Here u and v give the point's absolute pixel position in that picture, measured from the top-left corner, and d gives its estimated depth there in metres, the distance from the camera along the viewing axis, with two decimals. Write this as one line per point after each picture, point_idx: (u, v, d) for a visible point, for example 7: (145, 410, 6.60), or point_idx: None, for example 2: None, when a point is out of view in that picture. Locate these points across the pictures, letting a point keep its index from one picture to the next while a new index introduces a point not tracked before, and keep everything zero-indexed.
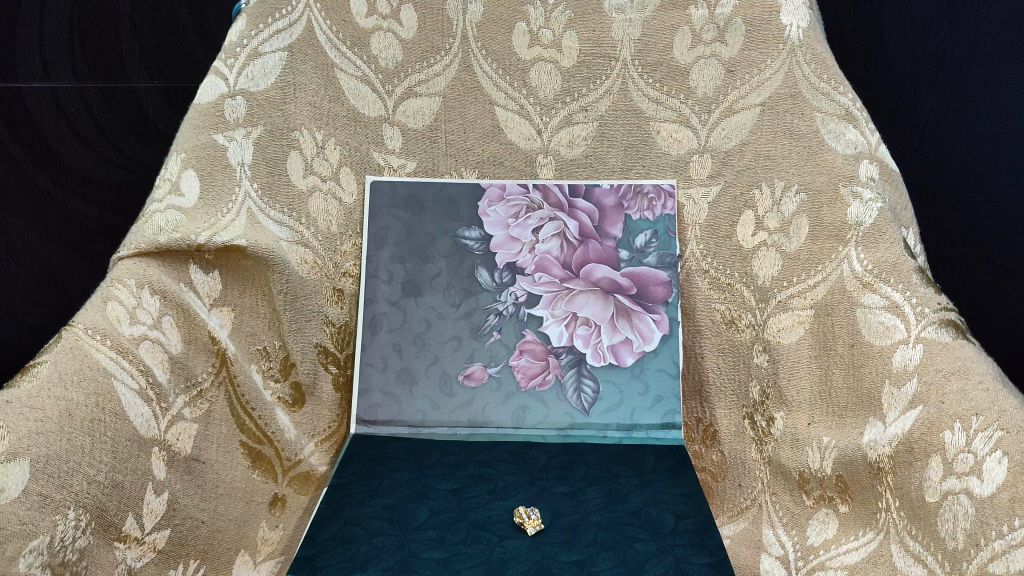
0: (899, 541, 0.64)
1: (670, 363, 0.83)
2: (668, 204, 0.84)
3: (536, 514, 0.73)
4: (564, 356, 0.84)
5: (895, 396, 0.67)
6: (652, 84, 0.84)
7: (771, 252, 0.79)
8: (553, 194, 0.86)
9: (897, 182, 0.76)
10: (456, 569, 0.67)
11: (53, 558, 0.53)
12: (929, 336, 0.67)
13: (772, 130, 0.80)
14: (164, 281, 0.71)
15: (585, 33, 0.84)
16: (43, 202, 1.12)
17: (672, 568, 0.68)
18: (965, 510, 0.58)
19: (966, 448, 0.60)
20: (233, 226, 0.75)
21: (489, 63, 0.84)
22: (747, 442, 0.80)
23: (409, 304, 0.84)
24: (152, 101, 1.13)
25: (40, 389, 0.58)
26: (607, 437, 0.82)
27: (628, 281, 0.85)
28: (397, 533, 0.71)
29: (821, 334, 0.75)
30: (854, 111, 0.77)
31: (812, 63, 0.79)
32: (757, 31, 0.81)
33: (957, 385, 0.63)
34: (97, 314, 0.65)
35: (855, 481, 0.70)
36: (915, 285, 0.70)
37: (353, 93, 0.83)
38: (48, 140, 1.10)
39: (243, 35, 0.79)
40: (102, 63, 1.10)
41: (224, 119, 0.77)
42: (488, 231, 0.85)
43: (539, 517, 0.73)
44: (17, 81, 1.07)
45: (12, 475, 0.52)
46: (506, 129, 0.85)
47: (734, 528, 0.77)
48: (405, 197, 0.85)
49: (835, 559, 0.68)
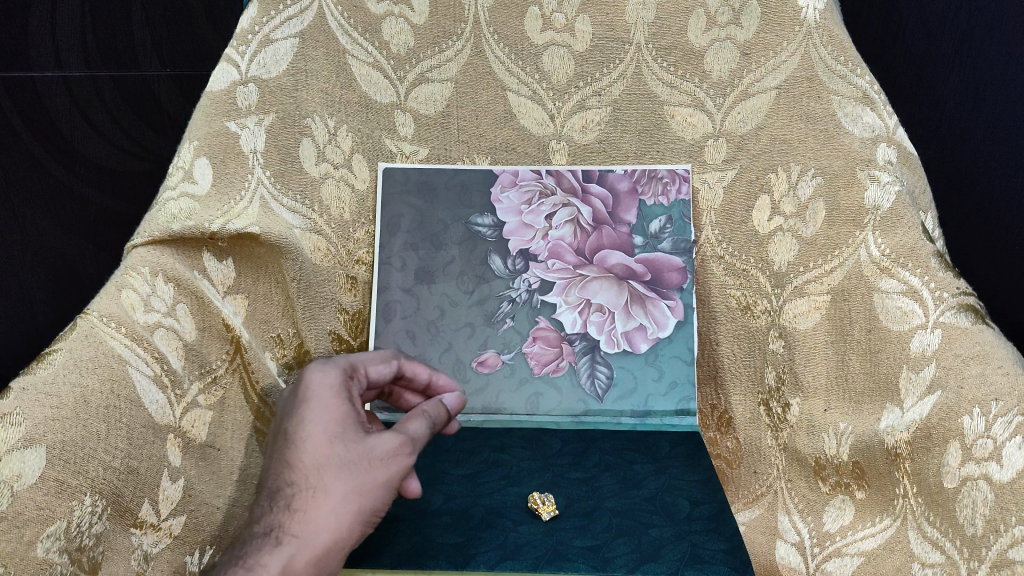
0: (916, 527, 0.64)
1: (685, 349, 0.82)
2: (682, 188, 0.84)
3: (550, 499, 0.72)
4: (578, 343, 0.83)
5: (913, 381, 0.67)
6: (665, 68, 0.83)
7: (787, 237, 0.78)
8: (566, 179, 0.85)
9: (915, 166, 0.76)
10: (471, 554, 0.67)
11: (71, 544, 0.53)
12: (947, 321, 0.67)
13: (788, 114, 0.79)
14: (177, 268, 0.70)
15: (597, 16, 0.83)
16: (57, 190, 1.13)
17: (688, 554, 0.68)
18: (984, 496, 0.57)
19: (985, 433, 0.59)
20: (247, 214, 0.75)
21: (501, 48, 0.84)
22: (763, 428, 0.79)
23: (422, 291, 0.84)
24: (164, 90, 1.14)
25: (56, 376, 0.59)
26: (621, 424, 0.82)
27: (641, 267, 0.84)
28: (412, 519, 0.71)
29: (837, 319, 0.74)
30: (872, 94, 0.77)
31: (828, 45, 0.78)
32: (772, 13, 0.80)
33: (976, 369, 0.62)
34: (112, 301, 0.65)
35: (871, 467, 0.69)
36: (933, 269, 0.69)
37: (364, 79, 0.82)
38: (62, 131, 1.11)
39: (255, 22, 0.79)
40: (114, 53, 1.10)
41: (236, 107, 0.77)
42: (501, 218, 0.85)
43: (554, 503, 0.72)
44: (31, 73, 1.08)
45: (28, 461, 0.53)
46: (519, 115, 0.85)
47: (749, 516, 0.77)
48: (418, 184, 0.85)
49: (851, 545, 0.69)
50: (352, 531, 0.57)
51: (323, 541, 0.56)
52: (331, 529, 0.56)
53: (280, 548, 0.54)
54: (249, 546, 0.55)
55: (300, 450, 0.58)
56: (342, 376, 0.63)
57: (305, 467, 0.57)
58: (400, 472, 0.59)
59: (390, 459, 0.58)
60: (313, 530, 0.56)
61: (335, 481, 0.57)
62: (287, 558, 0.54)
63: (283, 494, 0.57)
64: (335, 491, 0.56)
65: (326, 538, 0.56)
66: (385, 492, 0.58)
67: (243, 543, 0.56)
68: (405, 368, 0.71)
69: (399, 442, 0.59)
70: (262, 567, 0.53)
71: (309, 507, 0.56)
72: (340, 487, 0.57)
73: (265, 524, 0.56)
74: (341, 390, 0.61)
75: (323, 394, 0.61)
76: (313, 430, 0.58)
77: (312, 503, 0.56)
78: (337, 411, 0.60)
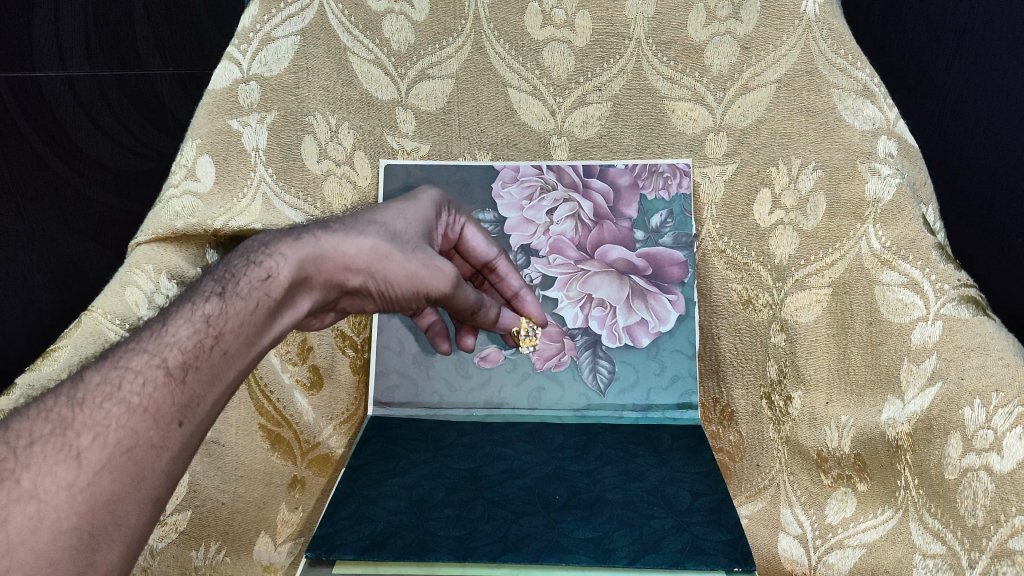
0: (918, 519, 0.66)
1: (687, 343, 0.83)
2: (683, 182, 0.84)
3: (534, 334, 0.76)
4: (580, 338, 0.83)
5: (914, 372, 0.67)
6: (666, 62, 0.83)
7: (787, 230, 0.78)
8: (566, 174, 0.85)
9: (916, 159, 0.75)
10: (473, 546, 0.66)
11: None
12: (948, 313, 0.67)
13: (788, 108, 0.79)
14: (181, 266, 0.71)
15: (597, 12, 0.83)
16: (62, 190, 1.15)
17: (689, 546, 0.67)
18: (985, 487, 0.58)
19: (986, 424, 0.60)
20: (250, 211, 0.76)
21: (501, 44, 0.84)
22: (765, 422, 0.79)
23: None
24: (167, 88, 1.16)
25: (63, 372, 0.60)
26: (623, 418, 0.82)
27: (643, 261, 0.84)
28: (414, 513, 0.70)
29: (838, 313, 0.74)
30: (872, 86, 0.76)
31: (828, 39, 0.78)
32: (771, 7, 0.80)
33: (976, 361, 0.63)
34: (116, 298, 0.66)
35: (873, 460, 0.70)
36: (934, 261, 0.69)
37: (364, 76, 0.83)
38: (65, 130, 1.13)
39: (256, 20, 0.79)
40: (116, 51, 1.13)
41: (238, 104, 0.77)
42: (502, 213, 0.85)
43: (536, 339, 0.76)
44: (34, 72, 1.11)
45: None
46: (520, 111, 0.85)
47: (752, 509, 0.78)
48: (419, 181, 0.85)
49: (852, 537, 0.71)
50: (366, 276, 0.56)
51: (341, 260, 0.54)
52: (350, 258, 0.55)
53: (300, 246, 0.53)
54: (272, 243, 0.53)
55: (374, 212, 0.59)
56: (441, 203, 0.63)
57: (362, 217, 0.57)
58: (437, 288, 0.58)
59: (432, 267, 0.58)
60: (336, 247, 0.54)
61: (375, 233, 0.56)
62: (302, 257, 0.53)
63: (328, 221, 0.56)
64: (369, 240, 0.56)
65: (342, 264, 0.54)
66: (410, 280, 0.57)
67: (271, 234, 0.55)
68: (499, 265, 0.69)
69: (451, 270, 0.59)
70: (277, 257, 0.52)
71: (343, 235, 0.55)
72: (375, 239, 0.56)
73: (298, 228, 0.55)
74: (438, 204, 0.63)
75: (423, 199, 0.62)
76: (394, 208, 0.60)
77: (347, 234, 0.55)
78: (424, 214, 0.61)
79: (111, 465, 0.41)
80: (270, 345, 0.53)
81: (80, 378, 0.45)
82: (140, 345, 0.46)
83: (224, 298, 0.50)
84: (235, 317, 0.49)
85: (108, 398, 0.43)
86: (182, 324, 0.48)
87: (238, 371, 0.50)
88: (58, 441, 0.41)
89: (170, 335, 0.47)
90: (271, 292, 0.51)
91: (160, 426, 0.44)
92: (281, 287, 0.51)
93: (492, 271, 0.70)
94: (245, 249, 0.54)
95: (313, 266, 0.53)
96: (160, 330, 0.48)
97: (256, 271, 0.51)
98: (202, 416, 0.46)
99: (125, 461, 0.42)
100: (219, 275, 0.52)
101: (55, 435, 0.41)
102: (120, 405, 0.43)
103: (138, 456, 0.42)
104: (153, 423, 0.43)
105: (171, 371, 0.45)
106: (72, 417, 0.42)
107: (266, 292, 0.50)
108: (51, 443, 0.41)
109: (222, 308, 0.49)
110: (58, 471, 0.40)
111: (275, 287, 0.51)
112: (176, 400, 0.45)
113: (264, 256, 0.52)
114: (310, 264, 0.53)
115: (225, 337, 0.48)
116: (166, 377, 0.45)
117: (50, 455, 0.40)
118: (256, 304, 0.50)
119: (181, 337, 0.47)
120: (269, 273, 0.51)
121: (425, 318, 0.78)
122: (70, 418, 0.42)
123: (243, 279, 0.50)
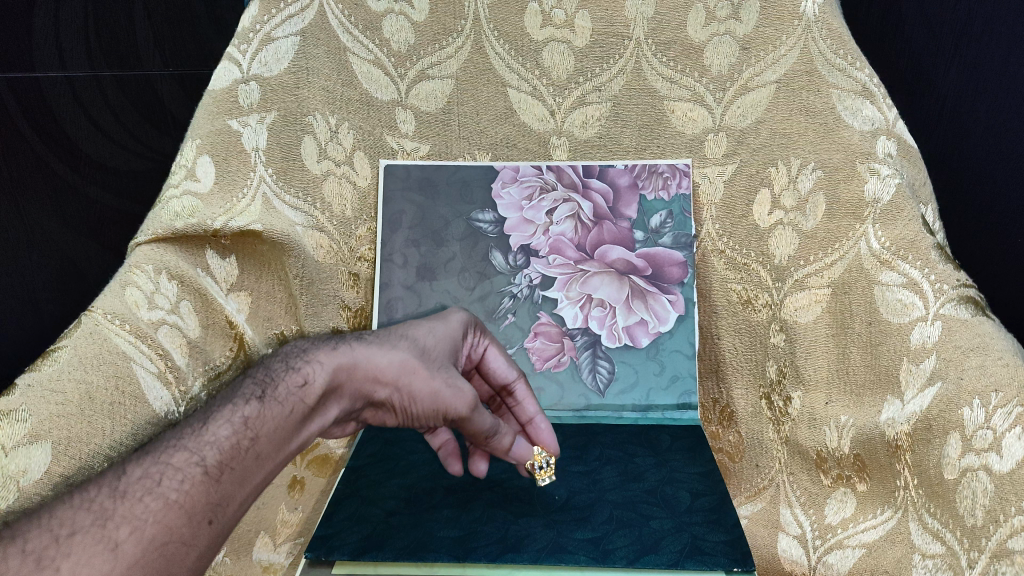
0: (917, 520, 0.66)
1: (687, 343, 0.83)
2: (682, 183, 0.84)
3: (549, 464, 0.70)
4: (580, 338, 0.83)
5: (913, 373, 0.67)
6: (665, 63, 0.83)
7: (787, 231, 0.79)
8: (566, 175, 0.85)
9: (915, 160, 0.76)
10: (473, 546, 0.66)
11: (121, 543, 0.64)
12: (947, 313, 0.67)
13: (788, 108, 0.79)
14: (180, 265, 0.71)
15: (596, 12, 0.83)
16: (61, 190, 1.15)
17: (688, 546, 0.67)
18: (984, 486, 0.58)
19: (985, 425, 0.60)
20: (250, 211, 0.76)
21: (501, 45, 0.84)
22: (765, 422, 0.79)
23: (423, 287, 0.83)
24: (167, 88, 1.19)
25: (62, 372, 0.59)
26: (624, 418, 0.82)
27: (643, 262, 0.84)
28: (413, 513, 0.70)
29: (838, 312, 0.74)
30: (871, 87, 0.76)
31: (827, 39, 0.78)
32: (771, 7, 0.80)
33: (976, 361, 0.63)
34: (116, 299, 0.66)
35: (872, 460, 0.70)
36: (933, 262, 0.69)
37: (364, 76, 0.83)
38: (66, 131, 1.13)
39: (256, 21, 0.79)
40: (116, 51, 1.13)
41: (238, 105, 0.77)
42: (501, 214, 0.85)
43: (550, 472, 0.70)
44: (34, 73, 1.08)
45: (34, 457, 0.54)
46: (519, 111, 0.85)
47: (751, 509, 0.78)
48: (419, 181, 0.85)
49: (852, 537, 0.71)
50: (389, 388, 0.60)
51: (370, 371, 0.60)
52: (379, 370, 0.60)
53: (336, 355, 0.60)
54: (310, 351, 0.60)
55: (409, 324, 0.65)
56: (469, 325, 0.68)
57: (396, 331, 0.64)
58: (453, 409, 0.61)
59: (452, 388, 0.60)
60: (368, 360, 0.60)
61: (405, 348, 0.61)
62: (335, 367, 0.59)
63: (367, 334, 0.63)
64: (399, 354, 0.61)
65: (371, 374, 0.60)
66: (427, 397, 0.60)
67: (313, 343, 0.62)
68: (517, 389, 0.70)
69: (469, 393, 0.61)
70: (314, 364, 0.58)
71: (375, 346, 0.61)
72: (404, 354, 0.61)
73: (339, 337, 0.62)
74: (466, 325, 0.67)
75: (452, 320, 0.67)
76: (426, 324, 0.66)
77: (380, 346, 0.61)
78: (451, 334, 0.66)
79: (143, 559, 0.46)
80: (297, 449, 0.58)
81: (124, 471, 0.50)
82: (183, 442, 0.53)
83: (264, 401, 0.56)
84: (272, 421, 0.55)
85: (149, 492, 0.49)
86: (223, 426, 0.54)
87: (267, 470, 0.55)
88: (98, 533, 0.46)
89: (212, 435, 0.53)
90: (306, 398, 0.57)
91: (191, 523, 0.49)
92: (314, 396, 0.57)
93: (509, 394, 0.70)
94: (286, 355, 0.60)
95: (345, 374, 0.59)
96: (202, 429, 0.54)
97: (294, 377, 0.58)
98: (228, 516, 0.52)
99: (157, 557, 0.47)
100: (260, 378, 0.58)
101: (96, 526, 0.46)
102: (158, 501, 0.48)
103: (167, 552, 0.47)
104: (185, 520, 0.49)
105: (209, 471, 0.51)
106: (113, 509, 0.47)
107: (301, 397, 0.57)
108: (91, 533, 0.46)
109: (261, 412, 0.55)
110: (94, 561, 0.45)
111: (309, 393, 0.57)
112: (209, 499, 0.50)
113: (302, 363, 0.58)
114: (342, 373, 0.59)
115: (262, 438, 0.55)
116: (202, 476, 0.51)
117: (88, 546, 0.45)
118: (292, 408, 0.56)
119: (221, 436, 0.53)
120: (305, 379, 0.57)
121: (439, 437, 0.74)
122: (111, 509, 0.47)
123: (282, 385, 0.57)
